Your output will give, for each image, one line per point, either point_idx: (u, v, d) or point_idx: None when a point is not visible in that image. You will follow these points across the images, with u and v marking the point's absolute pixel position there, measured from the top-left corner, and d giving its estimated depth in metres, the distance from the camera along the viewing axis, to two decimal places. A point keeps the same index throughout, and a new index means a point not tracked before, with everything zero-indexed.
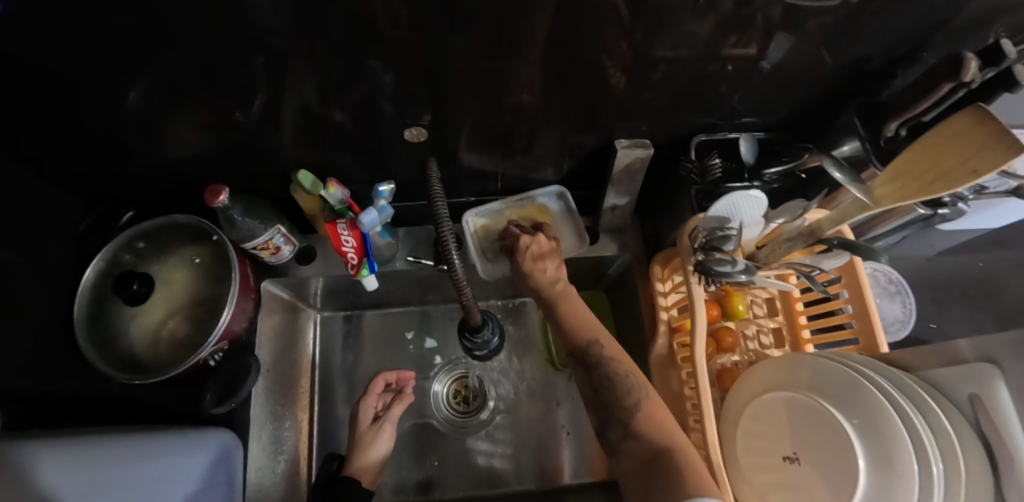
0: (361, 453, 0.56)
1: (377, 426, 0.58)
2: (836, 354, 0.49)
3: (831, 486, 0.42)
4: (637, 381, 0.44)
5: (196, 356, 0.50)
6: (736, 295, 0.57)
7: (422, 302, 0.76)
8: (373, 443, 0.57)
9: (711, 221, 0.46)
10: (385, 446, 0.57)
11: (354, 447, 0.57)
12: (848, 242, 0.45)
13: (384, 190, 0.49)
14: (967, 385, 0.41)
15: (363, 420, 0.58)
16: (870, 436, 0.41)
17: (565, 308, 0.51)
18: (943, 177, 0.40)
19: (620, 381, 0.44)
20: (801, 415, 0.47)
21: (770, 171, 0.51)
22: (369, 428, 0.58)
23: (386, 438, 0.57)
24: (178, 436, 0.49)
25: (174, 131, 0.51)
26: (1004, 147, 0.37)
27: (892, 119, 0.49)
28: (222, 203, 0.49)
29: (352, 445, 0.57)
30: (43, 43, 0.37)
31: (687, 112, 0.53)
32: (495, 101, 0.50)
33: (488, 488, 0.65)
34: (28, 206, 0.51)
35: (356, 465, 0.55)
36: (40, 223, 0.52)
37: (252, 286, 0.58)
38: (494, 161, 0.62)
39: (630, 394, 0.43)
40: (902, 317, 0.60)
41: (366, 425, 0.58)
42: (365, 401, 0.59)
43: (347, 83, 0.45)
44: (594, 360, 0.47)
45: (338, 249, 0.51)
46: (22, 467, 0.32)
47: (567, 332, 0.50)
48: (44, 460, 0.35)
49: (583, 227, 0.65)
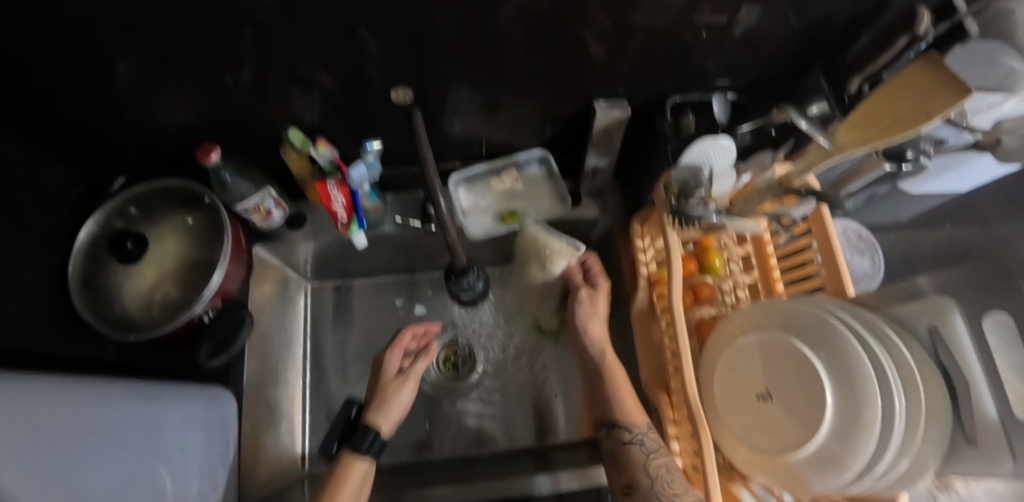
0: (381, 405, 0.58)
1: (403, 378, 0.60)
2: (809, 299, 0.50)
3: (802, 419, 0.46)
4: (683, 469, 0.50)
5: (191, 310, 0.52)
6: (713, 250, 0.60)
7: (411, 270, 0.78)
8: (395, 396, 0.59)
9: (684, 170, 0.49)
10: (404, 399, 0.59)
11: (377, 397, 0.59)
12: (816, 190, 0.48)
13: (373, 147, 0.54)
14: (923, 317, 0.45)
15: (387, 373, 0.60)
16: (837, 369, 0.45)
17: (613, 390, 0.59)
18: (898, 122, 0.42)
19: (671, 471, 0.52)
20: (774, 355, 0.49)
21: (742, 128, 0.55)
22: (393, 380, 0.60)
23: (408, 391, 0.59)
24: (174, 389, 0.50)
25: (164, 100, 0.52)
26: (953, 93, 0.39)
27: (855, 75, 0.52)
28: (215, 161, 0.52)
29: (373, 397, 0.60)
30: (39, 13, 0.38)
31: (662, 74, 0.55)
32: (479, 69, 0.51)
33: (478, 449, 0.68)
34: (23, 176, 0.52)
35: (376, 414, 0.58)
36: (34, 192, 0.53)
37: (243, 250, 0.60)
38: (479, 130, 0.64)
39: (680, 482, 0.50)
40: (871, 272, 0.67)
41: (390, 378, 0.60)
42: (392, 353, 0.61)
43: (335, 51, 0.46)
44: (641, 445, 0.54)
45: (329, 208, 0.58)
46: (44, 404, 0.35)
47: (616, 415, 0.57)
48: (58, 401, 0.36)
49: (563, 189, 0.69)
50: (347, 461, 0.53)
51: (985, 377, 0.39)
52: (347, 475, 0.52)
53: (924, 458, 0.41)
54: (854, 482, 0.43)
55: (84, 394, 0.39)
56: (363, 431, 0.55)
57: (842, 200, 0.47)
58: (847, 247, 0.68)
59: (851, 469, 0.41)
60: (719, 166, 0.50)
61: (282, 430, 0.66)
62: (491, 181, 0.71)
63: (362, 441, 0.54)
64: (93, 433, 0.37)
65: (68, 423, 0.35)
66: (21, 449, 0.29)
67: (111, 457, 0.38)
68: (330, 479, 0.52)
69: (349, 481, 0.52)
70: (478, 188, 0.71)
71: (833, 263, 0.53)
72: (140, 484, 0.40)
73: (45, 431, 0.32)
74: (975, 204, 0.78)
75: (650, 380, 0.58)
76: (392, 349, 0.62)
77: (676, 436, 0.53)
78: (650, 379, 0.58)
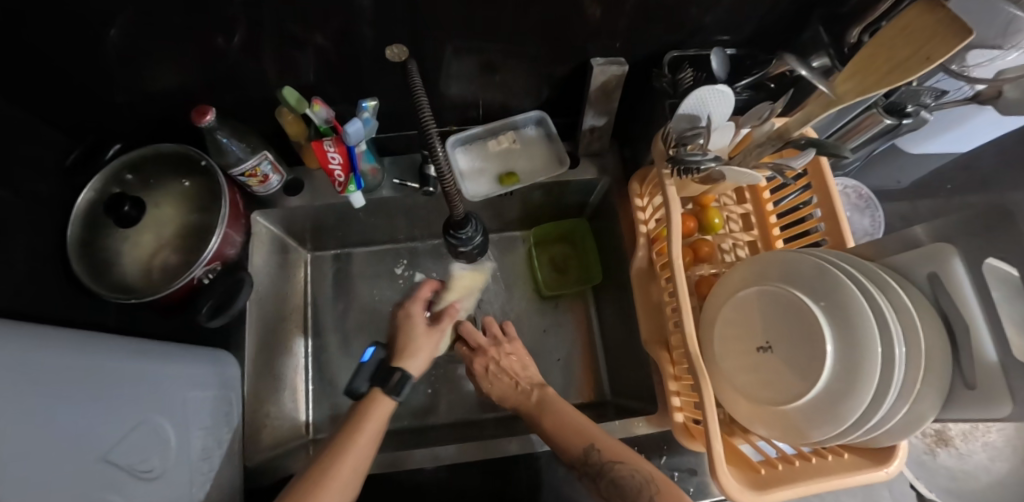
0: (410, 352, 0.61)
1: (433, 329, 0.64)
2: (808, 250, 0.51)
3: (801, 369, 0.45)
4: (643, 477, 0.50)
5: (190, 272, 0.52)
6: (712, 209, 0.63)
7: (411, 240, 0.82)
8: (426, 346, 0.62)
9: (681, 121, 0.49)
10: (430, 350, 0.63)
11: (404, 343, 0.61)
12: (815, 141, 0.46)
13: (367, 102, 0.54)
14: (924, 265, 0.43)
15: (418, 325, 0.64)
16: (838, 315, 0.44)
17: (546, 416, 0.59)
18: (898, 68, 0.39)
19: (626, 483, 0.50)
20: (773, 307, 0.49)
21: (742, 83, 0.55)
22: (425, 330, 0.63)
23: (434, 343, 0.63)
24: (178, 348, 0.51)
25: (156, 64, 0.51)
26: (957, 32, 0.35)
27: (856, 25, 0.51)
28: (209, 123, 0.52)
29: (401, 342, 0.62)
30: None
31: (659, 29, 0.54)
32: (473, 28, 0.51)
33: (480, 411, 0.73)
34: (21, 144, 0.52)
35: (404, 359, 0.60)
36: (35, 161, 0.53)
37: (241, 214, 0.60)
38: (474, 93, 0.64)
39: (641, 492, 0.49)
40: (871, 229, 0.68)
41: (420, 329, 0.63)
42: (415, 306, 0.65)
43: (328, 10, 0.46)
44: (597, 467, 0.52)
45: (326, 166, 0.57)
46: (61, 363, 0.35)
47: (561, 444, 0.55)
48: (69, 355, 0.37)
49: (562, 151, 0.70)
50: (375, 395, 0.56)
51: (985, 321, 0.38)
52: (373, 405, 0.55)
53: (923, 406, 0.41)
54: (850, 431, 0.43)
55: (88, 347, 0.39)
56: (397, 373, 0.58)
57: (844, 150, 0.44)
58: (847, 206, 0.68)
59: (849, 419, 0.41)
60: (718, 114, 0.49)
61: (284, 394, 0.68)
62: (488, 142, 0.71)
63: (397, 384, 0.57)
64: (94, 386, 0.37)
65: (68, 376, 0.35)
66: (16, 406, 0.29)
67: (114, 408, 0.38)
68: (356, 412, 0.55)
69: (375, 413, 0.54)
70: (476, 152, 0.71)
71: (832, 217, 0.53)
72: (144, 436, 0.40)
73: (45, 382, 0.32)
74: (976, 163, 0.77)
75: (650, 338, 0.57)
76: (416, 302, 0.66)
77: (676, 392, 0.53)
78: (650, 337, 0.57)
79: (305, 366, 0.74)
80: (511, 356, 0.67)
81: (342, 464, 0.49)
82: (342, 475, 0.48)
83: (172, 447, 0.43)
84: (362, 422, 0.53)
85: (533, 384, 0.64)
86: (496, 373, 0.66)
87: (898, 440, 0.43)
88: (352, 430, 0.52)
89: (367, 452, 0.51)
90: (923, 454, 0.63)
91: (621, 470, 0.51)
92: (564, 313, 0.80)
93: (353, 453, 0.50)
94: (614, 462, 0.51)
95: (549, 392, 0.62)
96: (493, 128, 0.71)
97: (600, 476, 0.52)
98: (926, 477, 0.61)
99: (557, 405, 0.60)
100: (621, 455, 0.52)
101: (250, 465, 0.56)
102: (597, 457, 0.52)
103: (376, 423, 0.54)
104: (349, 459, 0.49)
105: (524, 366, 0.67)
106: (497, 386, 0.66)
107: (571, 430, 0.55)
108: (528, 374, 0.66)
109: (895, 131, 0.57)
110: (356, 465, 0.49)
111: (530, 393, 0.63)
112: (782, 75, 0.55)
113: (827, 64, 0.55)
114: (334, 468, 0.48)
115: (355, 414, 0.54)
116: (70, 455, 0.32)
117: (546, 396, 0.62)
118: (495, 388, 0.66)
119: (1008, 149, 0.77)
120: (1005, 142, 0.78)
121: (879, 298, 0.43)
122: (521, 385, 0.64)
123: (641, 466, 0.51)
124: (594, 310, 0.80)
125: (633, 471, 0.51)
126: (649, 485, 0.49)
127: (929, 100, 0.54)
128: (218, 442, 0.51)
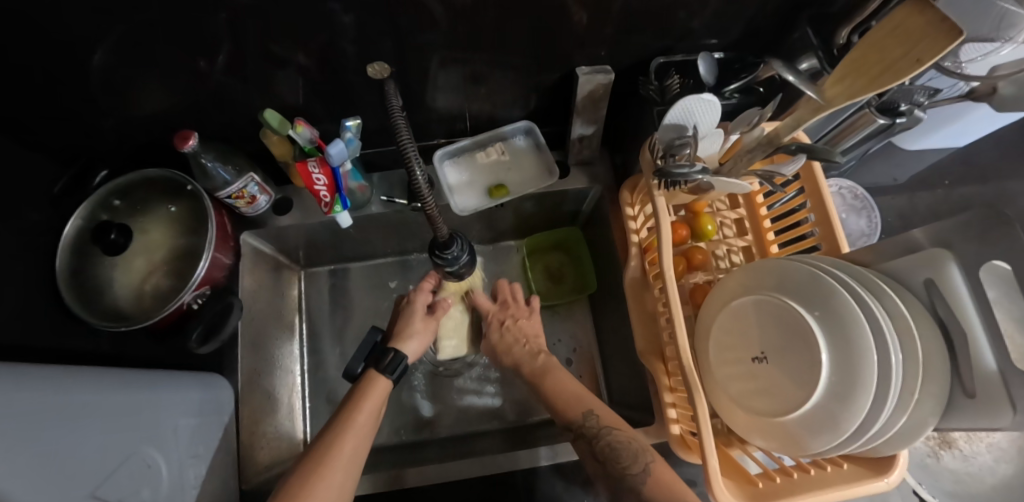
0: (408, 335, 0.62)
1: (429, 317, 0.65)
2: (803, 257, 0.50)
3: (798, 381, 0.44)
4: (638, 445, 0.50)
5: (179, 298, 0.52)
6: (705, 215, 0.62)
7: (404, 252, 0.82)
8: (423, 330, 0.63)
9: (668, 131, 0.48)
10: (429, 333, 0.64)
11: (402, 327, 0.63)
12: (805, 146, 0.45)
13: (350, 123, 0.54)
14: (919, 271, 0.42)
15: (416, 312, 0.64)
16: (832, 324, 0.43)
17: (549, 379, 0.61)
18: (888, 70, 0.37)
19: (620, 449, 0.50)
20: (767, 317, 0.48)
21: (730, 87, 0.55)
22: (423, 317, 0.65)
23: (431, 328, 0.64)
24: (167, 375, 0.51)
25: (140, 87, 0.51)
26: (947, 31, 0.33)
27: (847, 25, 0.50)
28: (193, 147, 0.52)
29: (399, 326, 0.63)
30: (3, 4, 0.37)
31: (644, 35, 0.53)
32: (455, 40, 0.50)
33: (479, 423, 0.73)
34: (15, 173, 0.52)
35: (401, 341, 0.61)
36: (27, 189, 0.53)
37: (230, 236, 0.61)
38: (460, 104, 0.63)
39: (637, 459, 0.49)
40: (867, 230, 0.67)
41: (420, 316, 0.64)
42: (417, 295, 0.66)
43: (308, 27, 0.45)
44: (592, 429, 0.53)
45: (313, 188, 0.58)
46: (42, 401, 0.34)
47: (563, 402, 0.58)
48: (57, 389, 0.37)
49: (552, 161, 0.70)
50: (371, 378, 0.56)
51: (984, 328, 0.37)
52: (371, 387, 0.55)
53: (922, 412, 0.40)
54: (848, 441, 0.42)
55: (71, 383, 0.39)
56: (392, 353, 0.57)
57: (835, 155, 0.43)
58: (843, 207, 0.68)
59: (848, 429, 0.40)
60: (704, 124, 0.48)
61: (280, 414, 0.68)
62: (477, 154, 0.71)
63: (392, 363, 0.56)
64: (82, 421, 0.37)
65: (49, 416, 0.34)
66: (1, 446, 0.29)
67: (101, 445, 0.38)
68: (356, 392, 0.54)
69: (372, 394, 0.54)
70: (465, 164, 0.71)
71: (827, 224, 0.53)
72: (133, 470, 0.41)
73: (28, 419, 0.32)
74: (974, 158, 0.75)
75: (646, 349, 0.57)
76: (419, 292, 0.66)
77: (672, 403, 0.52)
78: (645, 348, 0.57)
79: (302, 384, 0.74)
80: (528, 319, 0.69)
81: (346, 442, 0.49)
82: (345, 453, 0.48)
83: (161, 479, 0.43)
84: (359, 404, 0.52)
85: (540, 349, 0.66)
86: (508, 328, 0.68)
87: (898, 450, 0.42)
88: (348, 414, 0.51)
89: (366, 431, 0.51)
90: (926, 458, 0.62)
91: (617, 435, 0.51)
92: (561, 322, 0.79)
93: (353, 430, 0.50)
94: (611, 428, 0.52)
95: (553, 359, 0.65)
96: (482, 137, 0.70)
97: (596, 438, 0.52)
98: (930, 481, 0.61)
99: (558, 370, 0.62)
100: (616, 422, 0.53)
101: (247, 487, 0.57)
102: (595, 421, 0.54)
103: (373, 402, 0.53)
104: (349, 439, 0.49)
105: (535, 332, 0.69)
106: (505, 340, 0.67)
107: (571, 396, 0.58)
108: (537, 339, 0.68)
109: (889, 130, 0.56)
110: (358, 443, 0.49)
111: (537, 356, 0.65)
112: (771, 79, 0.55)
113: (817, 66, 0.54)
114: (336, 450, 0.48)
115: (353, 392, 0.54)
116: (58, 487, 0.32)
117: (551, 361, 0.64)
118: (501, 344, 0.67)
119: (1006, 141, 0.76)
120: (1005, 133, 0.76)
121: (873, 306, 0.42)
122: (529, 347, 0.66)
123: (636, 435, 0.52)
124: (591, 318, 0.79)
125: (628, 438, 0.51)
126: (643, 453, 0.49)
127: (923, 99, 0.52)
128: (208, 468, 0.51)
